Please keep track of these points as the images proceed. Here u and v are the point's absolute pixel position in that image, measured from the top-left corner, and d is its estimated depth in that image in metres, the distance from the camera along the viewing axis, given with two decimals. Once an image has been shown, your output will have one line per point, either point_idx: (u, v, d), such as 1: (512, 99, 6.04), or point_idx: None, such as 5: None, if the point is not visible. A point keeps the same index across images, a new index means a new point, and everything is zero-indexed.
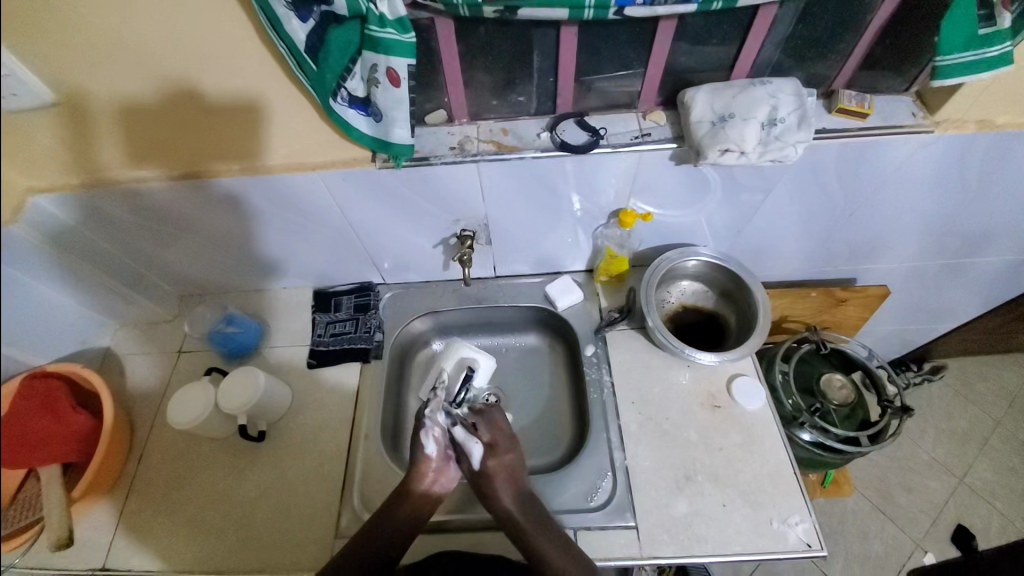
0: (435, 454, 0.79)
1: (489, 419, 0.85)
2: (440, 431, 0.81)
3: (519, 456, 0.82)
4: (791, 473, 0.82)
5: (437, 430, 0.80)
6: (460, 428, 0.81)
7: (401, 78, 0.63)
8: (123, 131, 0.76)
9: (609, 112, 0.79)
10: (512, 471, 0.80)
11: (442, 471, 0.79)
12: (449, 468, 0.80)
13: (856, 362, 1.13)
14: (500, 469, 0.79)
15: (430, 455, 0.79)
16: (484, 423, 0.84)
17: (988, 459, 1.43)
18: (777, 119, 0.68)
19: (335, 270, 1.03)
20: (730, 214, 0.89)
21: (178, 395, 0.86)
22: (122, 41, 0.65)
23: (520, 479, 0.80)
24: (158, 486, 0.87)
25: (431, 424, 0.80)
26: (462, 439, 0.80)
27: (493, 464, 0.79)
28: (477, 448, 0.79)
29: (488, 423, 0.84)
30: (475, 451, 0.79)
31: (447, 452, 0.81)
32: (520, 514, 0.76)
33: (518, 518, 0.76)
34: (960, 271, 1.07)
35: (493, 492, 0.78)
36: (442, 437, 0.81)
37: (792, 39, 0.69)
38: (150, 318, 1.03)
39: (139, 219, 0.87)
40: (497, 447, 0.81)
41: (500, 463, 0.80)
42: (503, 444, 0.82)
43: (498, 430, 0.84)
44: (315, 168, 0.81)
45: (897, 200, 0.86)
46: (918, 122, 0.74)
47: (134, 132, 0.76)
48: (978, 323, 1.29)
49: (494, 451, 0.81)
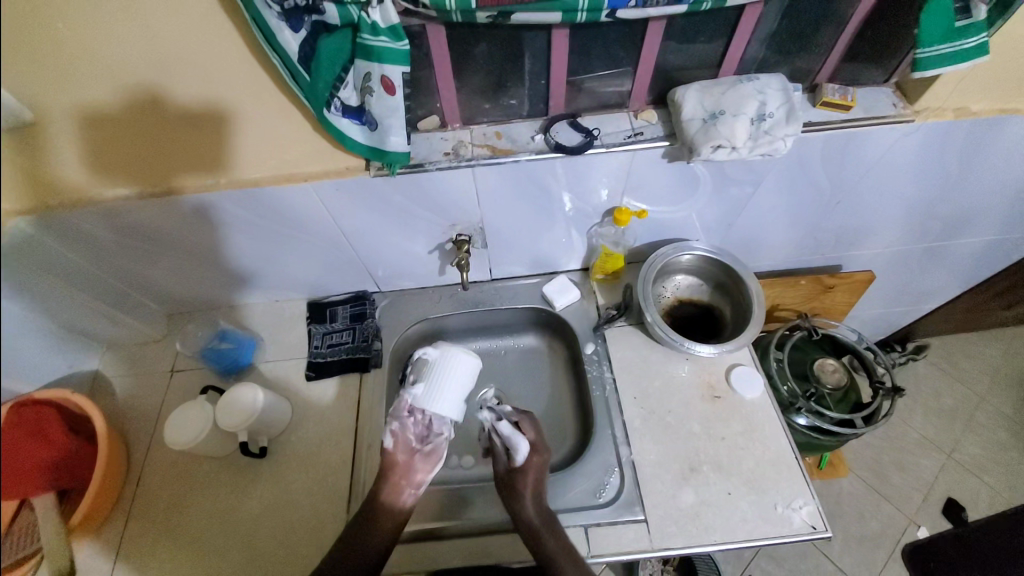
0: (395, 450, 0.81)
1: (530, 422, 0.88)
2: (401, 427, 0.82)
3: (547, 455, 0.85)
4: (792, 458, 0.84)
5: (396, 426, 0.82)
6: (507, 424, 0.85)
7: (395, 86, 0.63)
8: (108, 147, 0.74)
9: (601, 112, 0.79)
10: (540, 471, 0.82)
11: (407, 466, 0.81)
12: (416, 465, 0.81)
13: (846, 346, 1.16)
14: (533, 470, 0.81)
15: (389, 449, 0.81)
16: (527, 422, 0.87)
17: (972, 432, 1.48)
18: (766, 113, 0.69)
19: (330, 280, 1.02)
20: (721, 207, 0.90)
21: (176, 416, 0.85)
22: (108, 55, 0.65)
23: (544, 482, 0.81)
24: (157, 509, 0.85)
25: (391, 419, 0.82)
26: (509, 434, 0.83)
27: (531, 460, 0.82)
28: (523, 444, 0.83)
29: (529, 424, 0.87)
30: (521, 446, 0.82)
31: (412, 448, 0.82)
32: (534, 517, 0.76)
33: (536, 525, 0.76)
34: (941, 252, 1.11)
35: (523, 490, 0.79)
36: (402, 434, 0.82)
37: (777, 35, 0.71)
38: (139, 339, 1.00)
39: (122, 238, 0.84)
40: (538, 446, 0.84)
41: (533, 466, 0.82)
42: (543, 444, 0.85)
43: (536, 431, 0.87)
44: (306, 177, 0.79)
45: (882, 187, 0.88)
46: (899, 112, 0.76)
47: (118, 148, 0.74)
48: (957, 303, 1.33)
49: (535, 448, 0.83)
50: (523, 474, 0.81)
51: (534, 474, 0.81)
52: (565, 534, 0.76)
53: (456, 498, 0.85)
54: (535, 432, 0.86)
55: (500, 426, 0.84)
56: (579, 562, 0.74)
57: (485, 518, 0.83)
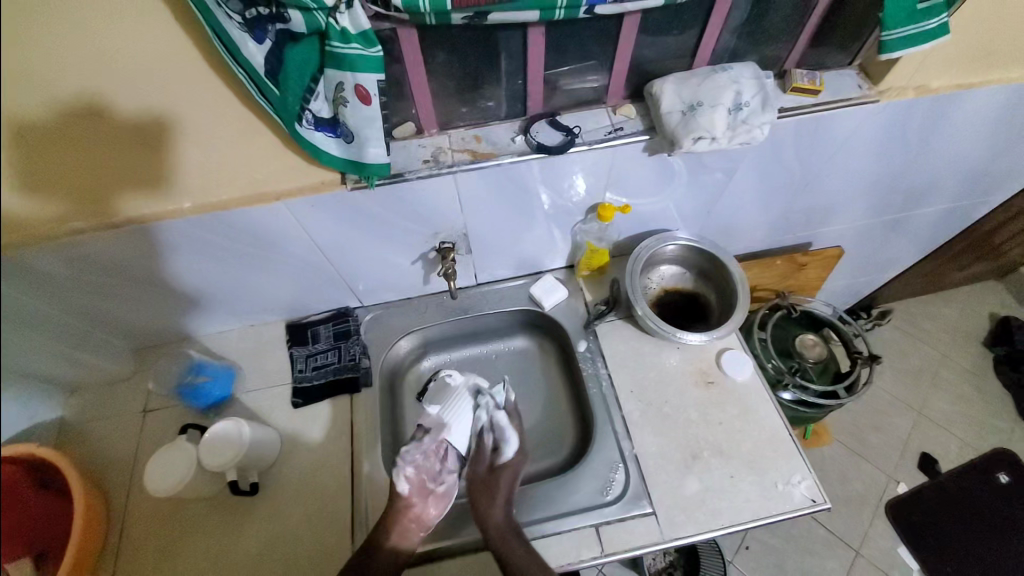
0: (411, 493, 0.76)
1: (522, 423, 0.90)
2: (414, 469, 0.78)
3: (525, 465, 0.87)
4: (787, 435, 0.86)
5: (412, 470, 0.78)
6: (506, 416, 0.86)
7: (370, 95, 0.59)
8: (58, 176, 0.68)
9: (579, 109, 0.79)
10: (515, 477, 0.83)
11: (419, 510, 0.77)
12: (429, 505, 0.78)
13: (823, 320, 1.21)
14: (511, 474, 0.83)
15: (405, 494, 0.76)
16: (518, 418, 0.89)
17: (937, 388, 1.57)
18: (742, 103, 0.71)
19: (310, 299, 0.98)
20: (701, 195, 0.92)
21: (156, 461, 0.80)
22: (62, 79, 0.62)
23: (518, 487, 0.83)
24: (146, 558, 0.80)
25: (403, 463, 0.78)
26: (504, 426, 0.85)
27: (513, 463, 0.84)
28: (513, 440, 0.85)
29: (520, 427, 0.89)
30: (511, 438, 0.85)
31: (426, 488, 0.78)
32: (506, 527, 0.75)
33: (508, 531, 0.75)
34: (903, 223, 1.16)
35: (501, 492, 0.80)
36: (416, 476, 0.78)
37: (747, 24, 0.72)
38: (105, 379, 0.94)
39: (78, 272, 0.78)
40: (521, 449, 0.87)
41: (512, 470, 0.83)
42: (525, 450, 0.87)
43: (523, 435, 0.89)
44: (278, 197, 0.75)
45: (848, 165, 0.91)
46: (864, 93, 0.79)
47: (71, 176, 0.68)
48: (917, 268, 1.41)
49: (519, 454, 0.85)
50: (501, 475, 0.82)
51: (510, 478, 0.82)
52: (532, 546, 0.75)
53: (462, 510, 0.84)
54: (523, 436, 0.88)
55: (497, 417, 0.85)
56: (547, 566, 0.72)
57: None
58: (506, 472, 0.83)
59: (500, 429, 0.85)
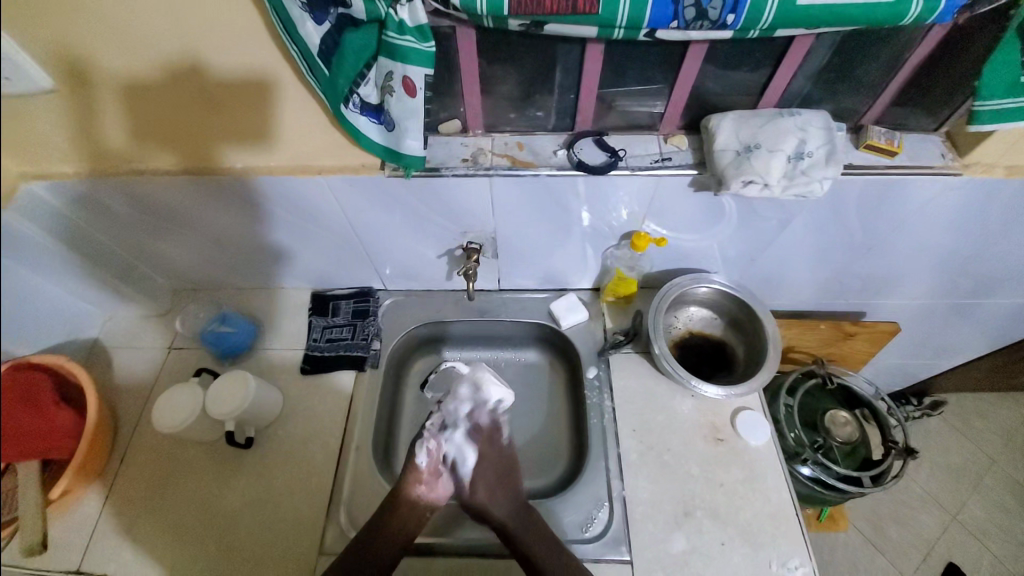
0: (426, 467, 0.80)
1: (491, 422, 0.85)
2: (435, 444, 0.81)
3: (506, 454, 0.85)
4: (792, 513, 0.80)
5: (432, 443, 0.81)
6: (461, 431, 0.81)
7: (417, 87, 0.60)
8: (135, 123, 0.73)
9: (629, 132, 0.76)
10: (500, 474, 0.82)
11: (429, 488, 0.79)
12: (440, 483, 0.80)
13: (861, 399, 1.11)
14: (489, 475, 0.81)
15: (421, 466, 0.80)
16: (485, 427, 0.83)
17: (980, 495, 1.40)
18: (805, 152, 0.66)
19: (336, 273, 1.00)
20: (747, 241, 0.86)
21: (164, 398, 0.83)
22: (149, 44, 0.64)
23: (514, 474, 0.83)
24: (140, 488, 0.84)
25: (428, 436, 0.81)
26: (460, 443, 0.80)
27: (477, 472, 0.81)
28: (471, 456, 0.81)
29: (491, 430, 0.84)
30: (468, 458, 0.80)
31: (438, 467, 0.80)
32: (512, 522, 0.77)
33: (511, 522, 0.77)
34: (971, 310, 1.04)
35: (482, 503, 0.79)
36: (438, 452, 0.81)
37: (825, 70, 0.67)
38: (141, 312, 1.00)
39: (138, 212, 0.85)
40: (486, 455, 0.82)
41: (489, 471, 0.81)
42: (494, 452, 0.84)
43: (492, 441, 0.84)
44: (321, 171, 0.78)
45: (915, 237, 0.83)
46: (947, 164, 0.72)
47: (147, 124, 0.73)
48: (982, 362, 1.27)
49: (481, 464, 0.81)
50: (476, 488, 0.79)
51: (484, 488, 0.80)
52: (544, 527, 0.77)
53: (455, 511, 0.83)
54: (489, 442, 0.83)
55: (450, 435, 0.80)
56: (570, 558, 0.73)
57: (464, 539, 0.80)
58: (478, 483, 0.80)
59: (457, 449, 0.80)
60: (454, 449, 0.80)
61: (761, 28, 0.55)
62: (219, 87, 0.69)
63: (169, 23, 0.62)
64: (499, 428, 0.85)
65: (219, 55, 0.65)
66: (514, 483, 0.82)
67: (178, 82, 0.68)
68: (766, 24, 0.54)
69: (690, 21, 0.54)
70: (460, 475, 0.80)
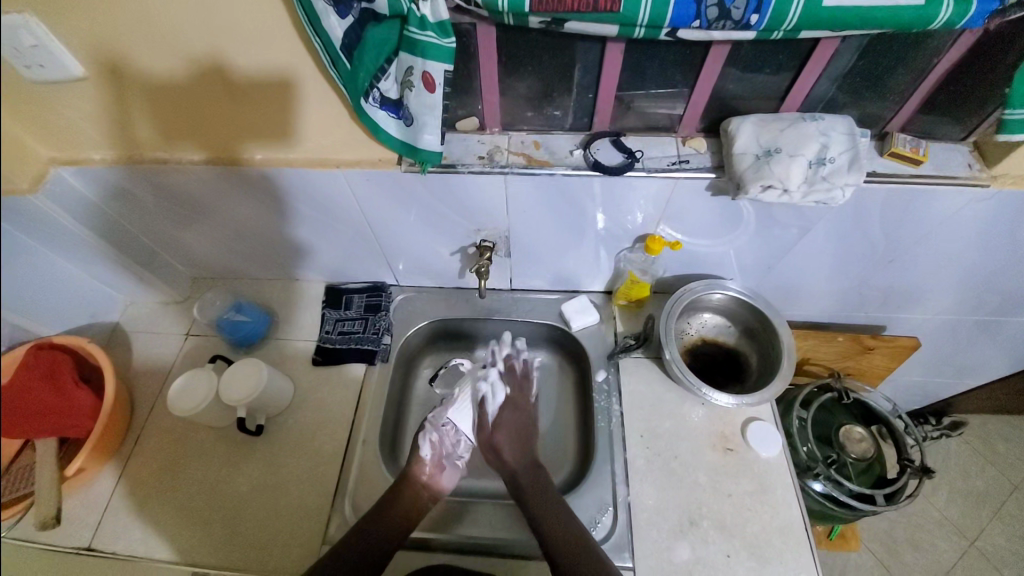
0: (428, 459, 0.83)
1: (524, 372, 0.92)
2: (437, 437, 0.86)
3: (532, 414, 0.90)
4: (801, 530, 0.78)
5: (435, 435, 0.86)
6: (496, 370, 0.90)
7: (436, 83, 0.61)
8: (166, 117, 0.75)
9: (647, 134, 0.76)
10: (524, 427, 0.87)
11: (433, 480, 0.82)
12: (442, 477, 0.83)
13: (878, 416, 1.07)
14: (513, 424, 0.86)
15: (423, 459, 0.83)
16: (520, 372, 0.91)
17: (1001, 523, 1.35)
18: (827, 158, 0.65)
19: (350, 267, 1.01)
20: (763, 248, 0.85)
21: (179, 382, 0.85)
22: (182, 43, 0.66)
23: (534, 429, 0.88)
24: (151, 470, 0.86)
25: (430, 428, 0.86)
26: (494, 381, 0.88)
27: (503, 417, 0.87)
28: (502, 395, 0.88)
29: (522, 379, 0.91)
30: (499, 396, 0.88)
31: (441, 461, 0.84)
32: (522, 476, 0.81)
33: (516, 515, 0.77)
34: (997, 328, 1.01)
35: (503, 451, 0.84)
36: (440, 443, 0.85)
37: (849, 76, 0.66)
38: (162, 299, 1.03)
39: (162, 200, 0.86)
40: (516, 402, 0.89)
41: (514, 418, 0.87)
42: (523, 401, 0.90)
43: (522, 390, 0.91)
44: (339, 165, 0.78)
45: (939, 249, 0.81)
46: (973, 175, 0.70)
47: (177, 118, 0.75)
48: (1006, 383, 1.23)
49: (508, 405, 0.88)
50: (497, 431, 0.85)
51: (508, 432, 0.85)
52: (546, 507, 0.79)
53: (455, 507, 0.83)
54: (518, 389, 0.90)
55: (486, 373, 0.89)
56: (597, 554, 0.70)
57: (466, 535, 0.79)
58: (502, 426, 0.86)
59: (491, 387, 0.88)
60: (488, 387, 0.88)
61: (785, 30, 0.54)
62: (239, 81, 0.70)
63: (203, 26, 0.64)
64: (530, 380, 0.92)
65: (250, 54, 0.67)
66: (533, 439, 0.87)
67: (200, 73, 0.69)
68: (790, 25, 0.53)
69: (713, 20, 0.53)
70: (485, 413, 0.86)
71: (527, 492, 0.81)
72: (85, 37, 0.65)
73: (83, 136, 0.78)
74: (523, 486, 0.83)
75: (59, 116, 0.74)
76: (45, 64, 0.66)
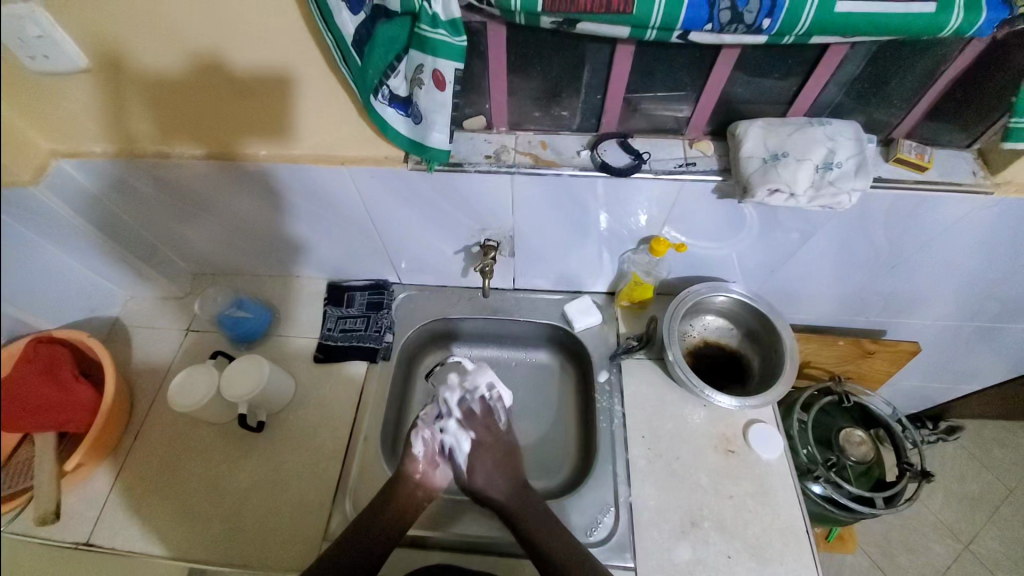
0: (421, 456, 0.81)
1: (485, 408, 0.86)
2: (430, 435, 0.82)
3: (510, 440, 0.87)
4: (802, 531, 0.78)
5: (428, 433, 0.82)
6: (453, 419, 0.83)
7: (446, 82, 0.61)
8: (172, 112, 0.75)
9: (654, 136, 0.76)
10: (501, 458, 0.84)
11: (429, 476, 0.81)
12: (435, 475, 0.81)
13: (878, 419, 1.08)
14: (489, 461, 0.83)
15: (417, 457, 0.81)
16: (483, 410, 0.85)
17: (996, 526, 1.36)
18: (834, 163, 0.65)
19: (352, 264, 1.00)
20: (766, 251, 0.85)
21: (181, 378, 0.85)
22: (190, 38, 0.65)
23: (515, 459, 0.85)
24: (150, 466, 0.85)
25: (423, 425, 0.82)
26: (456, 431, 0.82)
27: (475, 458, 0.83)
28: (468, 441, 0.83)
29: (485, 417, 0.86)
30: (465, 444, 0.82)
31: (436, 459, 0.82)
32: (512, 502, 0.78)
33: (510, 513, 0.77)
34: (995, 334, 1.02)
35: (480, 485, 0.81)
36: (433, 444, 0.82)
37: (857, 81, 0.66)
38: (163, 293, 1.03)
39: (164, 194, 0.86)
40: (486, 442, 0.84)
41: (488, 456, 0.83)
42: (492, 438, 0.85)
43: (489, 428, 0.85)
44: (345, 162, 0.78)
45: (941, 256, 0.82)
46: (977, 182, 0.70)
47: (183, 113, 0.75)
48: (1002, 388, 1.24)
49: (480, 448, 0.83)
50: (474, 475, 0.81)
51: (485, 470, 0.82)
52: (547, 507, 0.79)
53: (454, 505, 0.83)
54: (484, 429, 0.85)
55: (443, 425, 0.82)
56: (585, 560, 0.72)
57: (465, 533, 0.79)
58: (476, 469, 0.82)
59: (455, 437, 0.82)
60: (450, 437, 0.82)
61: (796, 34, 0.54)
62: (246, 77, 0.70)
63: (210, 23, 0.63)
64: (497, 413, 0.87)
65: (258, 51, 0.66)
66: (515, 468, 0.84)
67: (206, 67, 0.69)
68: (802, 30, 0.53)
69: (726, 23, 0.53)
70: (458, 462, 0.82)
71: (527, 490, 0.81)
72: (89, 28, 0.65)
73: (84, 128, 0.77)
74: (525, 484, 0.83)
75: (62, 108, 0.74)
76: (50, 55, 0.66)
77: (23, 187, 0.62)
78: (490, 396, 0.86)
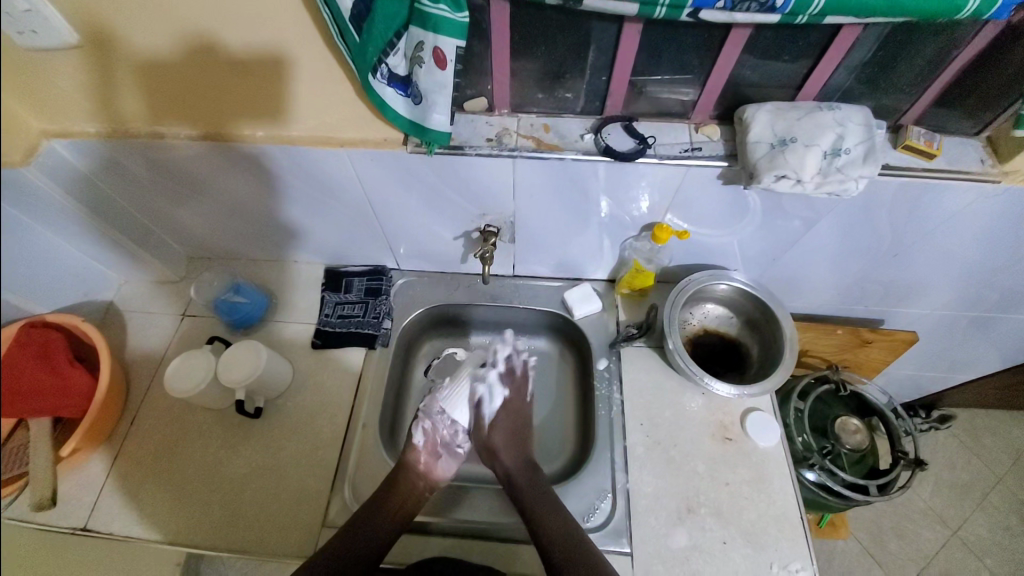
0: (423, 446, 0.83)
1: (523, 372, 0.93)
2: (430, 426, 0.85)
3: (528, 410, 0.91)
4: (797, 518, 0.79)
5: (428, 424, 0.85)
6: (495, 373, 0.91)
7: (447, 60, 0.59)
8: (165, 92, 0.72)
9: (659, 120, 0.74)
10: (520, 423, 0.90)
11: (430, 468, 0.82)
12: (437, 466, 0.83)
13: (874, 408, 1.08)
14: (510, 424, 0.88)
15: (418, 446, 0.82)
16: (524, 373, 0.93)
17: (984, 513, 1.38)
18: (842, 149, 0.64)
19: (350, 249, 0.99)
20: (769, 239, 0.84)
21: (177, 363, 0.84)
22: (181, 14, 0.63)
23: (526, 435, 0.89)
24: (147, 451, 0.85)
25: (423, 417, 0.86)
26: (490, 384, 0.90)
27: (500, 416, 0.89)
28: (498, 397, 0.90)
29: (519, 382, 0.92)
30: (494, 399, 0.89)
31: (437, 449, 0.84)
32: (518, 474, 0.82)
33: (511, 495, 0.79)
34: (992, 325, 1.02)
35: (496, 445, 0.85)
36: (433, 434, 0.85)
37: (868, 65, 0.65)
38: (157, 278, 1.01)
39: (157, 177, 0.84)
40: (512, 403, 0.90)
41: (509, 424, 0.88)
42: (520, 404, 0.91)
43: (520, 392, 0.92)
44: (343, 144, 0.76)
45: (945, 245, 0.81)
46: (984, 170, 0.69)
47: (177, 93, 0.72)
48: (995, 379, 1.24)
49: (506, 406, 0.89)
50: (494, 430, 0.87)
51: (504, 431, 0.87)
52: (545, 493, 0.80)
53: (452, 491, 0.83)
54: (517, 390, 0.91)
55: (485, 373, 0.90)
56: (593, 557, 0.71)
57: (461, 518, 0.80)
58: (498, 426, 0.87)
59: (489, 388, 0.89)
60: (485, 389, 0.89)
61: (809, 14, 0.53)
62: (240, 55, 0.67)
63: None
64: (528, 380, 0.93)
65: (254, 28, 0.64)
66: (526, 445, 0.87)
67: (198, 44, 0.66)
68: (816, 9, 0.52)
69: (737, 2, 0.51)
70: (482, 414, 0.88)
71: (526, 476, 0.82)
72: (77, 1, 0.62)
73: (76, 107, 0.75)
74: (523, 471, 0.83)
75: (52, 85, 0.71)
76: (38, 30, 0.63)
77: (13, 167, 0.60)
78: (526, 362, 0.93)
